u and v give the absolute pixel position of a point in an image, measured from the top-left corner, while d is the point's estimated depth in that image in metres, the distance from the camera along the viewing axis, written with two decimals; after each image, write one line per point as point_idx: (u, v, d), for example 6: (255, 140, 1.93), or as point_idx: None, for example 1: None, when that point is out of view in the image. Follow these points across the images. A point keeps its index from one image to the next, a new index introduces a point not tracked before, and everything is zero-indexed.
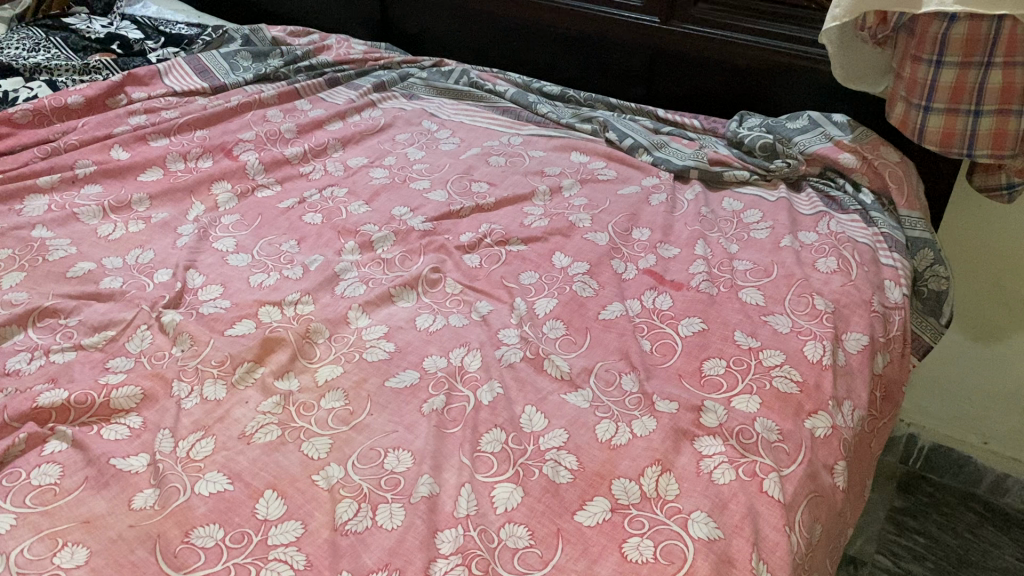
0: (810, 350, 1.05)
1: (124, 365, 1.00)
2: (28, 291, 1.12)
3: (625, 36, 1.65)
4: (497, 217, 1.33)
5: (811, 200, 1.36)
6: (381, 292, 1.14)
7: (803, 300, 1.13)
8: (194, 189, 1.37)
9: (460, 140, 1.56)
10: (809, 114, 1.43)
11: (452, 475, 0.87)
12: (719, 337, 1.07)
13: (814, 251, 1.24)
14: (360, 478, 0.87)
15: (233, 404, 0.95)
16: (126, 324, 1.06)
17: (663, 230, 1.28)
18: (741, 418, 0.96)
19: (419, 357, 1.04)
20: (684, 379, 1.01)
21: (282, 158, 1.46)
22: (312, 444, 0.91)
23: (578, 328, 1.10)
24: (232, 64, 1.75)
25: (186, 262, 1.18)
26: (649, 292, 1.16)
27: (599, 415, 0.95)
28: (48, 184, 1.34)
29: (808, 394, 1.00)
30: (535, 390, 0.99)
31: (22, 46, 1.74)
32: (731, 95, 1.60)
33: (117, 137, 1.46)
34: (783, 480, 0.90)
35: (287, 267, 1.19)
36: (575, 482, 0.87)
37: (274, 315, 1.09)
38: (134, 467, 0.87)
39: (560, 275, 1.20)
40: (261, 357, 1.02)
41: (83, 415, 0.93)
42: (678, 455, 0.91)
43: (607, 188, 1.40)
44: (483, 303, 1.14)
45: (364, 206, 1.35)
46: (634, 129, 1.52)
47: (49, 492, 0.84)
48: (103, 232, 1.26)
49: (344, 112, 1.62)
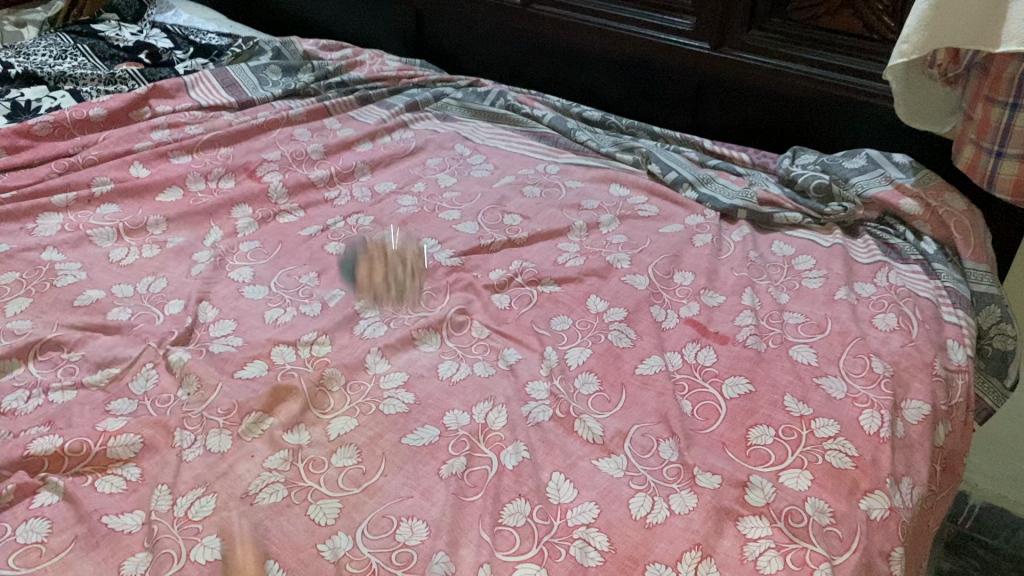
0: (867, 420, 0.96)
1: (126, 409, 0.93)
2: (33, 320, 1.06)
3: (670, 62, 1.57)
4: (529, 254, 1.25)
5: (869, 247, 1.26)
6: (403, 335, 1.06)
7: (859, 362, 1.04)
8: (213, 212, 1.31)
9: (494, 166, 1.49)
10: (867, 153, 1.34)
11: (470, 552, 0.80)
12: (767, 401, 0.98)
13: (871, 305, 1.14)
14: (370, 551, 0.79)
15: (238, 458, 0.88)
16: (131, 362, 0.99)
17: (707, 276, 1.19)
18: (790, 498, 0.87)
19: (439, 412, 0.96)
20: (728, 449, 0.93)
21: (308, 181, 1.40)
22: (319, 507, 0.83)
23: (612, 383, 1.02)
24: (261, 79, 1.69)
25: (199, 294, 1.11)
26: (691, 345, 1.08)
27: (634, 487, 0.87)
28: (63, 203, 1.29)
29: (865, 471, 0.91)
30: (563, 455, 0.92)
31: (49, 54, 1.70)
32: (785, 127, 1.51)
33: (138, 154, 1.41)
34: (836, 571, 0.81)
35: (306, 302, 1.12)
36: (605, 567, 0.79)
37: (288, 356, 1.02)
38: (128, 527, 0.80)
39: (594, 321, 1.12)
40: (271, 407, 0.94)
41: (78, 464, 0.86)
42: (720, 539, 0.83)
43: (648, 225, 1.31)
44: (511, 350, 1.06)
45: (389, 236, 1.28)
46: (679, 162, 1.44)
47: (34, 553, 0.78)
48: (116, 256, 1.20)
49: (373, 133, 1.55)
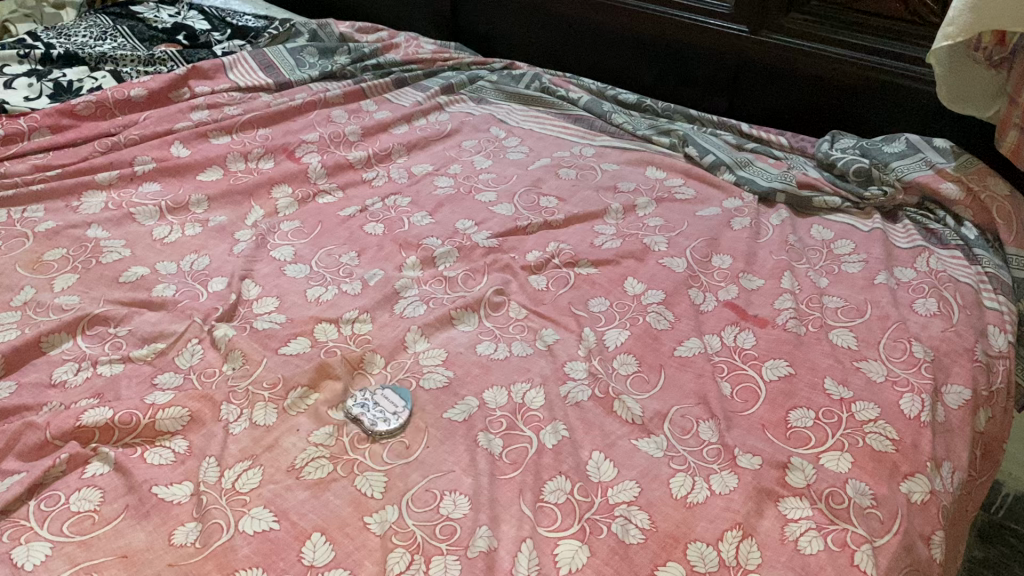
0: (907, 404, 0.96)
1: (172, 383, 0.95)
2: (79, 296, 1.08)
3: (708, 45, 1.57)
4: (566, 235, 1.25)
5: (908, 232, 1.25)
6: (442, 314, 1.07)
7: (899, 346, 1.04)
8: (254, 192, 1.32)
9: (529, 148, 1.49)
10: (907, 137, 1.33)
11: (512, 527, 0.81)
12: (806, 384, 0.99)
13: (911, 290, 1.14)
14: (414, 523, 0.80)
15: (284, 432, 0.89)
16: (177, 338, 1.01)
17: (745, 259, 1.19)
18: (831, 479, 0.87)
19: (479, 389, 0.97)
20: (768, 431, 0.93)
21: (346, 162, 1.41)
22: (366, 479, 0.85)
23: (651, 364, 1.02)
24: (298, 61, 1.70)
25: (242, 271, 1.13)
26: (730, 328, 1.08)
27: (674, 467, 0.88)
28: (106, 181, 1.30)
29: (906, 454, 0.91)
30: (603, 434, 0.92)
31: (89, 35, 1.71)
32: (823, 111, 1.50)
33: (178, 134, 1.42)
34: (876, 552, 0.81)
35: (346, 281, 1.14)
36: (646, 544, 0.80)
37: (330, 333, 1.03)
38: (176, 498, 0.82)
39: (632, 303, 1.12)
40: (315, 383, 0.95)
41: (127, 436, 0.88)
42: (761, 519, 0.83)
43: (684, 208, 1.31)
44: (548, 331, 1.07)
45: (427, 217, 1.29)
46: (716, 145, 1.43)
47: (87, 521, 0.80)
48: (159, 234, 1.21)
49: (409, 115, 1.56)
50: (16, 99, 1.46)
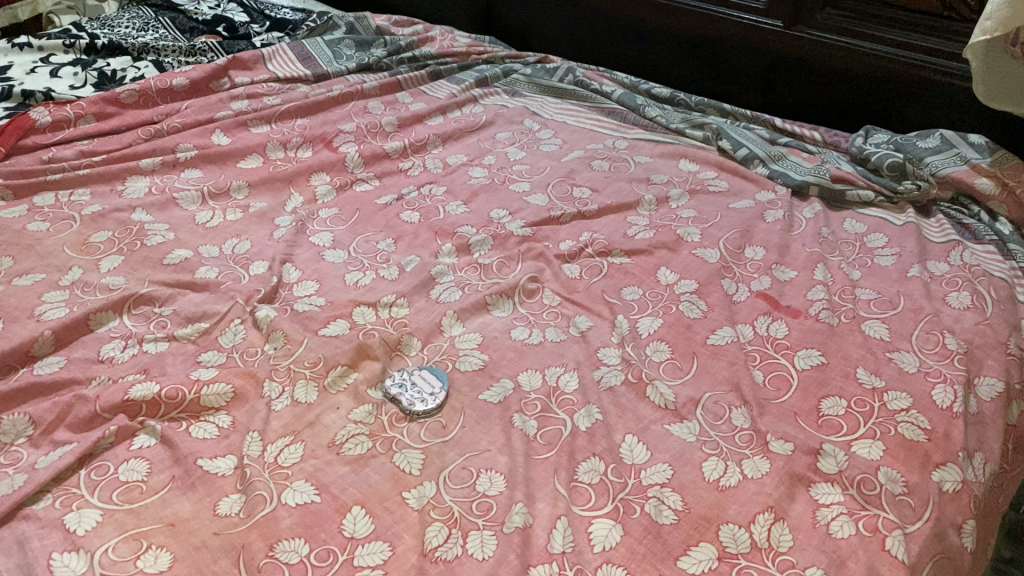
0: (940, 395, 0.96)
1: (216, 361, 0.97)
2: (125, 276, 1.10)
3: (740, 40, 1.58)
4: (599, 226, 1.27)
5: (942, 227, 1.25)
6: (477, 300, 1.09)
7: (932, 338, 1.04)
8: (293, 179, 1.35)
9: (563, 141, 1.50)
10: (942, 133, 1.33)
11: (547, 506, 0.82)
12: (839, 373, 0.99)
13: (944, 283, 1.14)
14: (452, 499, 0.82)
15: (324, 410, 0.91)
16: (220, 317, 1.03)
17: (778, 251, 1.20)
18: (862, 466, 0.88)
19: (514, 372, 0.99)
20: (800, 418, 0.94)
21: (382, 152, 1.43)
22: (404, 456, 0.87)
23: (684, 352, 1.03)
24: (335, 52, 1.73)
25: (283, 256, 1.15)
26: (763, 318, 1.09)
27: (706, 452, 0.89)
28: (150, 167, 1.33)
29: (938, 443, 0.91)
30: (636, 418, 0.94)
31: (132, 26, 1.75)
32: (857, 106, 1.51)
33: (219, 122, 1.45)
34: (908, 538, 0.82)
35: (383, 267, 1.16)
36: (678, 525, 0.81)
37: (368, 316, 1.06)
38: (220, 470, 0.84)
39: (665, 292, 1.13)
40: (355, 362, 0.97)
41: (173, 410, 0.90)
42: (793, 503, 0.84)
43: (718, 200, 1.32)
44: (582, 317, 1.08)
45: (461, 207, 1.31)
46: (749, 138, 1.44)
47: (135, 490, 0.82)
48: (201, 219, 1.24)
49: (444, 107, 1.58)
50: (62, 88, 1.50)
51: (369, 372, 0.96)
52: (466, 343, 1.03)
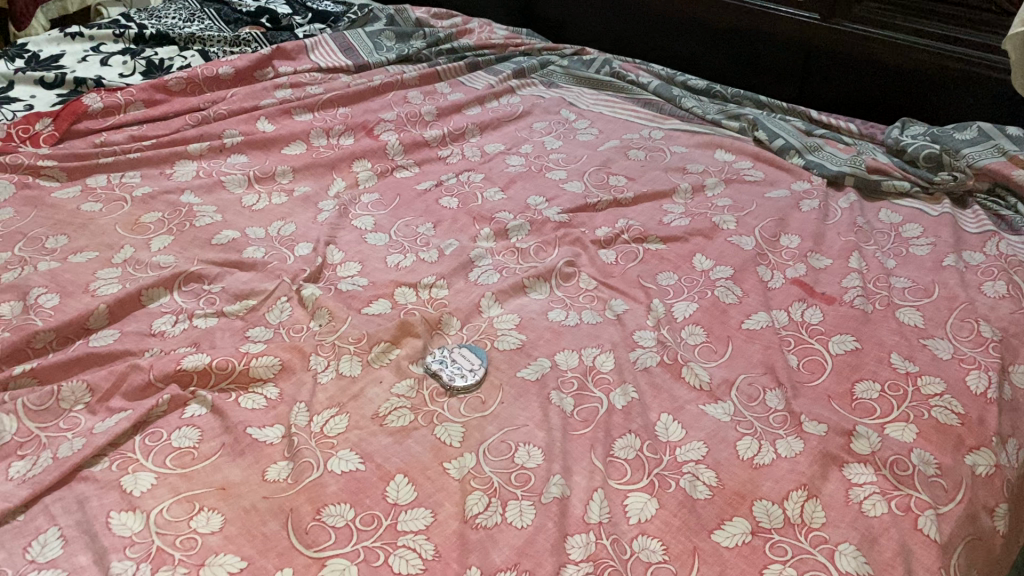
0: (973, 380, 0.97)
1: (263, 336, 1.01)
2: (175, 256, 1.14)
3: (778, 33, 1.59)
4: (635, 213, 1.29)
5: (978, 218, 1.26)
6: (515, 282, 1.11)
7: (967, 326, 1.05)
8: (335, 165, 1.38)
9: (599, 130, 1.52)
10: (979, 125, 1.34)
11: (584, 478, 0.84)
12: (873, 358, 1.01)
13: (980, 273, 1.15)
14: (491, 470, 0.84)
15: (368, 383, 0.95)
16: (267, 295, 1.07)
17: (814, 239, 1.21)
18: (896, 448, 0.89)
19: (551, 351, 1.01)
20: (834, 401, 0.95)
21: (422, 140, 1.46)
22: (445, 429, 0.89)
23: (719, 336, 1.05)
24: (376, 44, 1.76)
25: (326, 237, 1.19)
26: (797, 304, 1.10)
27: (740, 431, 0.91)
28: (198, 152, 1.37)
29: (971, 428, 0.92)
30: (671, 398, 0.96)
31: (178, 17, 1.79)
32: (894, 98, 1.51)
33: (264, 110, 1.49)
34: (940, 518, 0.83)
35: (424, 249, 1.19)
36: (713, 500, 0.83)
37: (409, 296, 1.09)
38: (269, 439, 0.87)
39: (700, 278, 1.15)
40: (397, 339, 1.00)
41: (223, 381, 0.94)
42: (826, 482, 0.85)
43: (754, 189, 1.34)
44: (618, 301, 1.10)
45: (499, 193, 1.33)
46: (786, 130, 1.46)
47: (187, 456, 0.85)
48: (247, 202, 1.28)
49: (482, 97, 1.61)
50: (112, 76, 1.55)
51: (410, 349, 0.99)
52: (504, 323, 1.05)
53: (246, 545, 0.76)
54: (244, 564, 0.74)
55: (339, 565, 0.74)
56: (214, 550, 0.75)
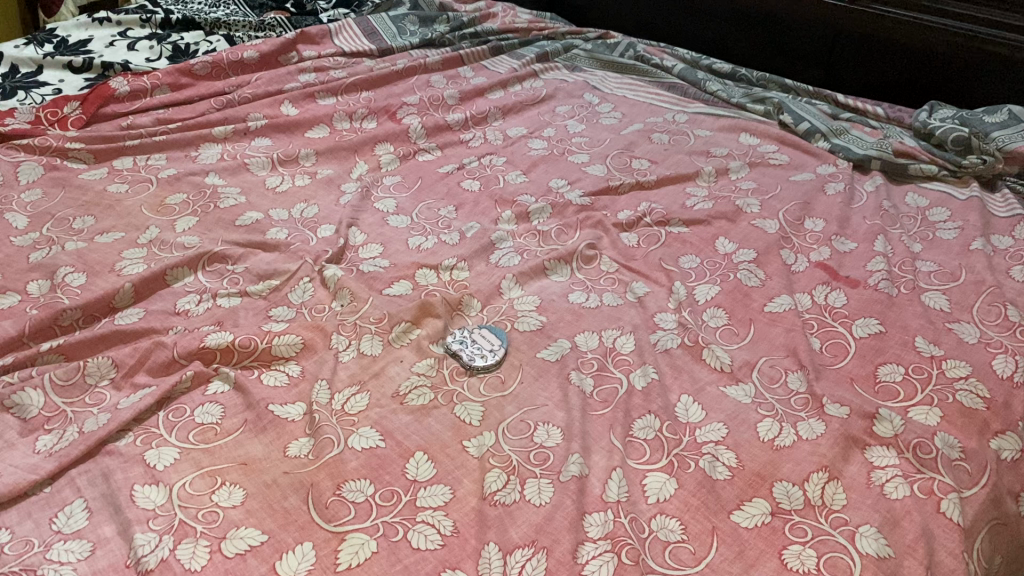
0: (1000, 364, 0.96)
1: (286, 316, 1.02)
2: (199, 236, 1.15)
3: (805, 16, 1.58)
4: (658, 197, 1.28)
5: (1008, 203, 1.24)
6: (536, 264, 1.11)
7: (994, 310, 1.04)
8: (358, 148, 1.39)
9: (623, 114, 1.52)
10: (1010, 109, 1.32)
11: (603, 457, 0.84)
12: (897, 342, 0.99)
13: (1009, 257, 1.13)
14: (510, 449, 0.85)
15: (389, 361, 0.95)
16: (290, 276, 1.08)
17: (839, 223, 1.20)
18: (919, 431, 0.88)
19: (572, 333, 1.01)
20: (857, 384, 0.95)
21: (445, 124, 1.46)
22: (464, 408, 0.90)
23: (741, 319, 1.04)
24: (399, 28, 1.77)
25: (349, 219, 1.19)
26: (821, 287, 1.09)
27: (761, 413, 0.90)
28: (222, 135, 1.39)
29: (997, 412, 0.91)
30: (691, 379, 0.95)
31: (204, 2, 1.80)
32: (924, 80, 1.49)
33: (288, 94, 1.50)
34: (964, 501, 0.82)
35: (445, 231, 1.19)
36: (732, 480, 0.83)
37: (430, 278, 1.09)
38: (290, 416, 0.88)
39: (723, 261, 1.14)
40: (417, 319, 1.01)
41: (246, 359, 0.95)
42: (847, 464, 0.85)
43: (778, 173, 1.32)
44: (639, 284, 1.10)
45: (521, 176, 1.33)
46: (811, 113, 1.44)
47: (210, 431, 0.86)
48: (271, 184, 1.29)
49: (505, 82, 1.61)
50: (139, 60, 1.56)
51: (430, 329, 0.99)
52: (525, 305, 1.05)
53: (267, 519, 0.77)
54: (265, 538, 0.75)
55: (358, 540, 0.75)
56: (235, 524, 0.76)
